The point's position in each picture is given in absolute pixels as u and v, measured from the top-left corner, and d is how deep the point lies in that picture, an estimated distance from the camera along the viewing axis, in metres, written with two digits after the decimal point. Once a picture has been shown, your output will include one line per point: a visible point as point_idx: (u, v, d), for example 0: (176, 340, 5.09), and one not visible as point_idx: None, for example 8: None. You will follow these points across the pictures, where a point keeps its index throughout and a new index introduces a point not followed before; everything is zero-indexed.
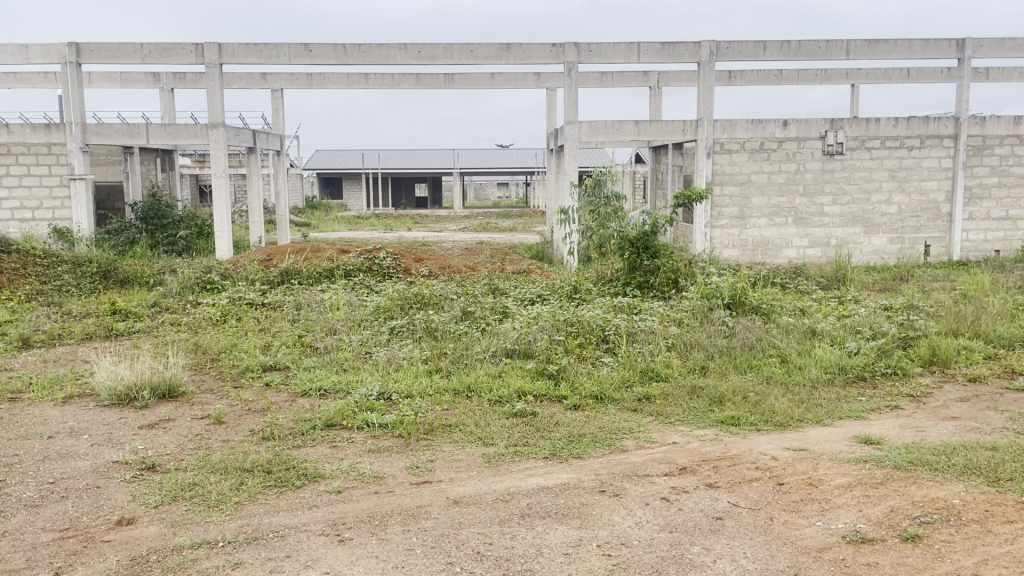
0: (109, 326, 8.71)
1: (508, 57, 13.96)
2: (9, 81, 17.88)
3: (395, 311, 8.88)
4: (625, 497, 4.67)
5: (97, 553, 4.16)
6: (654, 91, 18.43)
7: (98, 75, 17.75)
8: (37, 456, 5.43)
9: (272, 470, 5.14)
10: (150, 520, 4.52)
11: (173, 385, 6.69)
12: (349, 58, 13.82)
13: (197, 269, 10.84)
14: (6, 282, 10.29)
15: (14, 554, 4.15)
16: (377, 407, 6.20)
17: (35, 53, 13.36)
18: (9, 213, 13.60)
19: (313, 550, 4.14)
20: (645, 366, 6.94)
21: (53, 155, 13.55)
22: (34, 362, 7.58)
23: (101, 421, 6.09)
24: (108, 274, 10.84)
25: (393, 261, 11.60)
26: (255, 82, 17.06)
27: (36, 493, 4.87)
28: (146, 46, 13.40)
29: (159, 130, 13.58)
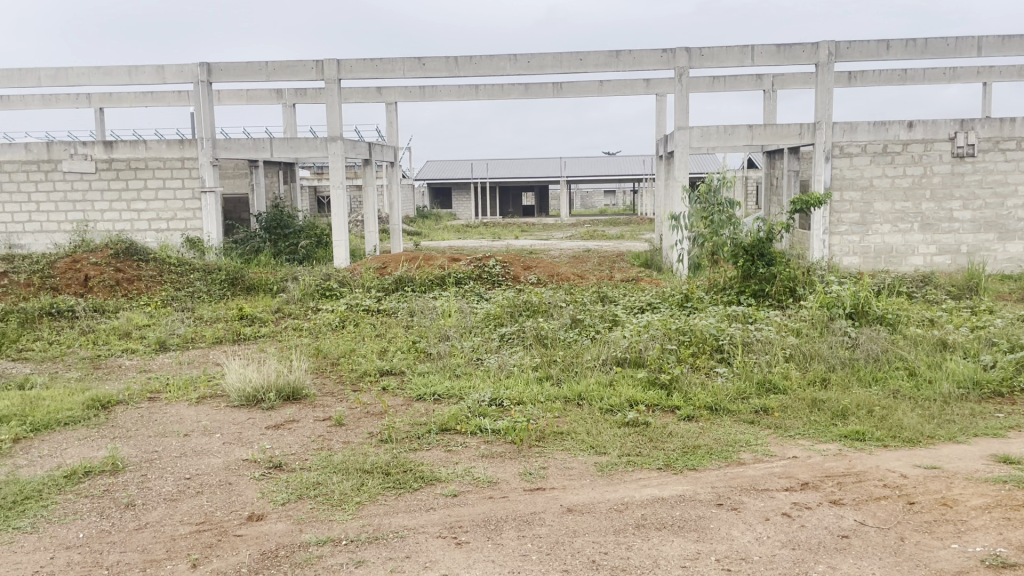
0: (237, 330, 9.19)
1: (618, 65, 13.92)
2: (147, 100, 19.10)
3: (505, 319, 8.97)
4: (744, 512, 4.56)
5: (231, 546, 4.40)
6: (768, 94, 17.97)
7: (226, 92, 18.76)
8: (174, 453, 5.78)
9: (390, 471, 5.30)
10: (278, 516, 4.74)
11: (297, 388, 6.99)
12: (460, 70, 14.10)
13: (317, 277, 11.28)
14: (144, 289, 10.97)
15: (155, 545, 4.43)
16: (490, 413, 6.29)
17: (170, 73, 14.18)
18: (146, 224, 14.51)
19: (432, 552, 4.24)
20: (761, 377, 6.76)
21: (186, 169, 14.36)
22: (170, 364, 8.08)
23: (231, 421, 6.43)
24: (236, 281, 11.46)
25: (502, 269, 11.76)
26: (371, 96, 17.57)
27: (174, 488, 5.18)
28: (270, 65, 14.08)
29: (282, 145, 14.28)
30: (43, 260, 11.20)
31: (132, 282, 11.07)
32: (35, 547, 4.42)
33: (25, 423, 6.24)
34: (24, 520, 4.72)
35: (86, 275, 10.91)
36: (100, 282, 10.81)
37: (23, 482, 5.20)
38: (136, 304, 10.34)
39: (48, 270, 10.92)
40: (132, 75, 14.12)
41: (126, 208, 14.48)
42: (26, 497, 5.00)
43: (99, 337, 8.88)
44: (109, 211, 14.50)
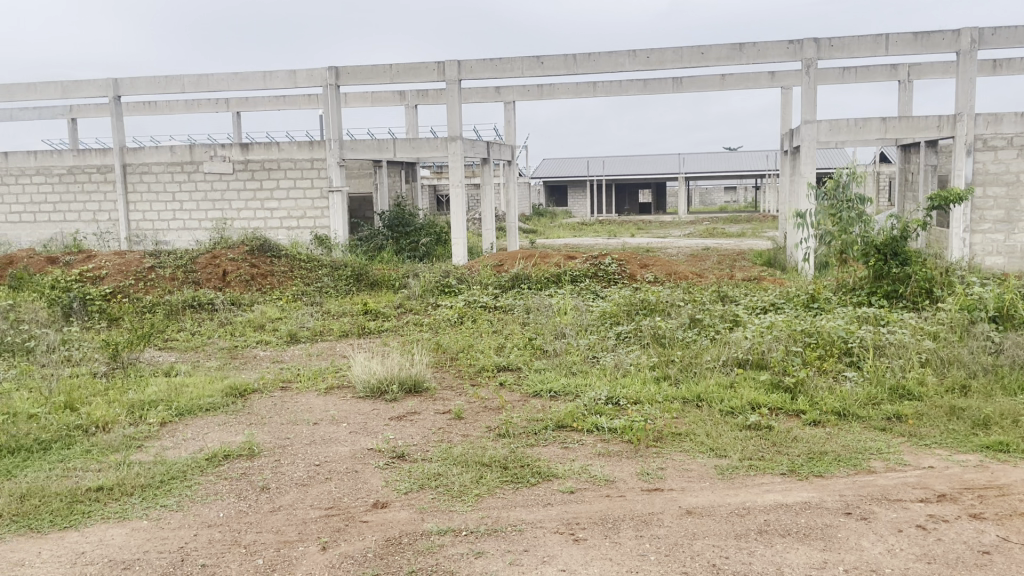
0: (362, 324, 9.53)
1: (741, 58, 13.54)
2: (280, 104, 20.06)
3: (622, 317, 8.92)
4: (874, 522, 4.37)
5: (357, 531, 4.58)
6: (904, 85, 17.05)
7: (353, 95, 19.46)
8: (305, 440, 6.06)
9: (508, 465, 5.37)
10: (401, 505, 4.90)
11: (418, 381, 7.19)
12: (579, 67, 14.08)
13: (436, 274, 11.55)
14: (276, 284, 11.55)
15: (288, 527, 4.67)
16: (606, 411, 6.27)
17: (302, 77, 14.84)
18: (279, 222, 15.25)
19: (549, 547, 4.28)
20: (893, 383, 6.44)
21: (315, 169, 14.99)
22: (301, 355, 8.48)
23: (357, 411, 6.69)
24: (360, 277, 11.89)
25: (618, 267, 11.69)
26: (490, 96, 17.80)
27: (305, 473, 5.44)
28: (395, 67, 14.52)
29: (405, 145, 14.70)
30: (186, 255, 11.95)
31: (266, 277, 11.65)
32: (181, 524, 4.74)
33: (171, 408, 6.71)
34: (170, 498, 5.08)
35: (224, 270, 11.57)
36: (237, 277, 11.44)
37: (170, 463, 5.59)
38: (269, 298, 10.89)
39: (191, 265, 11.64)
40: (267, 80, 14.87)
41: (260, 206, 15.27)
42: (172, 477, 5.37)
43: (235, 329, 9.41)
44: (245, 209, 15.33)
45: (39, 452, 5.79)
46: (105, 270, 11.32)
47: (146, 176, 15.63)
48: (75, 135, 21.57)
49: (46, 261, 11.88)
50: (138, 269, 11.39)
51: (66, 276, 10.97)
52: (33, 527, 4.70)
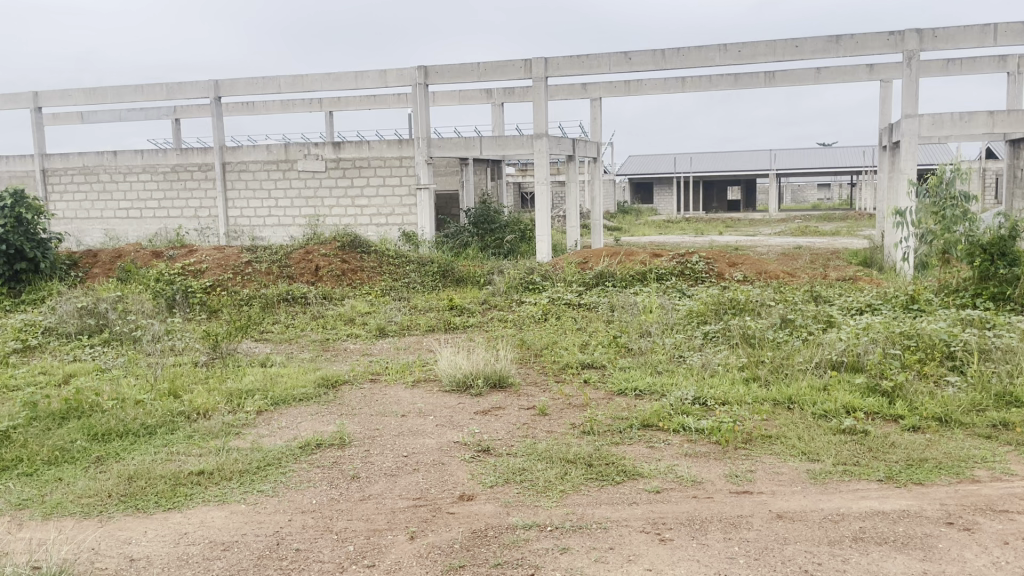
0: (448, 320, 9.66)
1: (838, 50, 13.09)
2: (371, 103, 20.50)
3: (709, 316, 8.77)
4: (978, 533, 4.18)
5: (443, 522, 4.66)
6: (1014, 77, 16.19)
7: (441, 94, 19.72)
8: (393, 432, 6.19)
9: (593, 463, 5.36)
10: (487, 498, 4.96)
11: (503, 376, 7.25)
12: (667, 63, 13.89)
13: (521, 271, 11.60)
14: (366, 279, 11.82)
15: (378, 516, 4.78)
16: (693, 411, 6.18)
17: (392, 76, 15.13)
18: (368, 219, 15.60)
19: (635, 546, 4.25)
20: (1001, 390, 6.12)
21: (403, 166, 15.26)
22: (389, 349, 8.66)
23: (443, 405, 6.79)
24: (446, 274, 12.05)
25: (706, 265, 11.50)
26: (576, 93, 17.76)
27: (393, 464, 5.57)
28: (482, 66, 14.65)
29: (491, 142, 14.82)
30: (281, 250, 12.36)
31: (356, 272, 11.94)
32: (276, 509, 4.91)
33: (267, 397, 6.96)
34: (266, 484, 5.27)
35: (316, 265, 11.90)
36: (329, 272, 11.76)
37: (266, 450, 5.80)
38: (359, 293, 11.15)
39: (285, 260, 12.03)
40: (358, 80, 15.23)
41: (351, 203, 15.65)
42: (267, 463, 5.57)
43: (327, 322, 9.68)
44: (336, 206, 15.74)
45: (146, 436, 6.10)
46: (206, 264, 11.82)
47: (244, 174, 16.24)
48: (179, 135, 22.56)
49: (152, 256, 12.48)
50: (236, 264, 11.83)
51: (170, 270, 11.50)
52: (140, 507, 4.95)
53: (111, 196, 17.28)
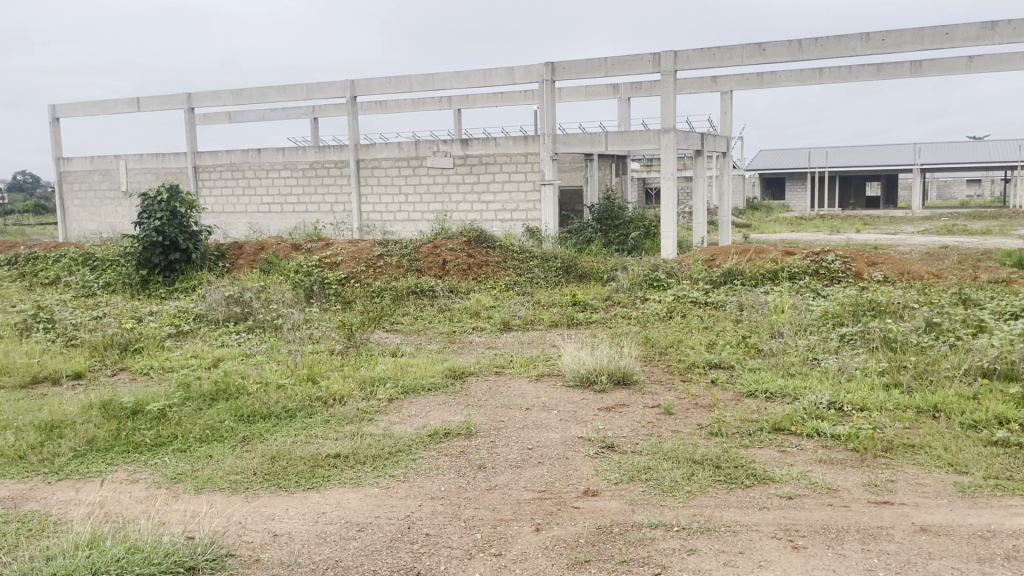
0: (571, 315, 9.68)
1: (993, 37, 12.25)
2: (497, 100, 20.77)
3: (846, 318, 8.39)
4: None
5: (569, 516, 4.68)
6: None
7: (567, 90, 19.75)
8: (518, 424, 6.27)
9: (721, 465, 5.24)
10: (612, 495, 4.94)
11: (628, 373, 7.20)
12: (804, 54, 13.39)
13: (646, 267, 11.48)
14: (491, 274, 12.00)
15: (504, 506, 4.86)
16: (828, 417, 5.93)
17: (520, 73, 15.26)
18: (493, 214, 15.83)
19: (766, 551, 4.14)
20: None
21: (529, 163, 15.36)
22: (513, 343, 8.76)
23: (567, 400, 6.82)
24: (570, 270, 12.08)
25: (842, 265, 11.01)
26: (706, 86, 17.38)
27: (519, 456, 5.64)
28: (610, 60, 14.56)
29: (617, 138, 14.73)
30: (411, 245, 12.73)
31: (482, 267, 12.14)
32: (407, 494, 5.08)
33: (398, 385, 7.21)
34: (398, 469, 5.46)
35: (443, 259, 12.19)
36: (455, 266, 12.01)
37: (397, 437, 6.00)
38: (484, 287, 11.34)
39: (414, 254, 12.38)
40: (487, 77, 15.47)
41: (477, 199, 15.92)
42: (398, 450, 5.77)
43: (454, 315, 9.90)
44: (463, 202, 16.06)
45: (286, 419, 6.45)
46: (341, 257, 12.33)
47: (376, 171, 16.82)
48: (316, 133, 23.58)
49: (291, 248, 13.13)
50: (368, 257, 12.28)
51: (308, 262, 12.08)
52: (282, 486, 5.24)
53: (255, 192, 18.30)
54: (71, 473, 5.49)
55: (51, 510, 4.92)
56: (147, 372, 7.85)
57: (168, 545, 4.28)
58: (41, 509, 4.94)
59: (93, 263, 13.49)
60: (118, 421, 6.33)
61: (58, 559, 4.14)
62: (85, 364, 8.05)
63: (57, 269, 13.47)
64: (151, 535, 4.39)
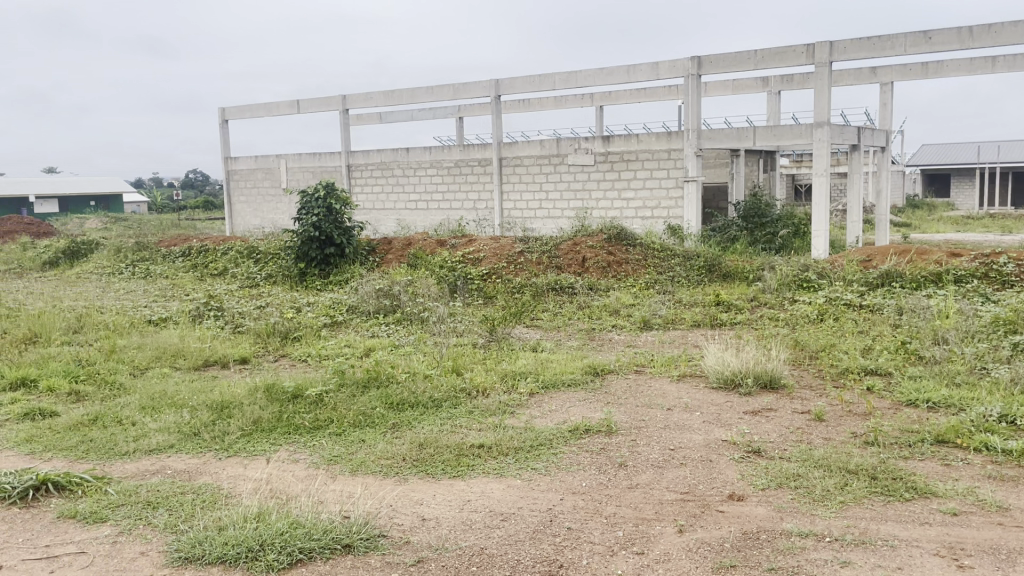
0: (714, 315, 9.47)
1: None
2: (641, 96, 20.57)
3: (1021, 326, 7.76)
4: None
5: (713, 519, 4.60)
6: None
7: (714, 84, 19.28)
8: (659, 424, 6.21)
9: (877, 476, 4.99)
10: (758, 501, 4.81)
11: (775, 377, 6.97)
12: (975, 41, 12.48)
13: (794, 267, 11.05)
14: (631, 271, 11.92)
15: (646, 505, 4.83)
16: (999, 431, 5.52)
17: (665, 68, 15.05)
18: (634, 212, 15.70)
19: (928, 569, 3.91)
20: None
21: (672, 159, 15.10)
22: (654, 342, 8.67)
23: (710, 402, 6.68)
24: (713, 268, 11.81)
25: (1016, 268, 10.18)
26: (864, 77, 16.51)
27: (661, 456, 5.59)
28: (761, 53, 14.09)
29: (766, 133, 14.24)
30: (551, 242, 12.82)
31: (622, 264, 12.07)
32: (549, 487, 5.15)
33: (539, 380, 7.30)
34: (540, 462, 5.54)
35: (584, 256, 12.21)
36: (595, 264, 12.01)
37: (539, 431, 6.08)
38: (624, 285, 11.28)
39: (555, 251, 12.48)
40: (630, 73, 15.35)
41: (618, 196, 15.84)
42: (540, 443, 5.85)
43: (593, 312, 9.91)
44: (604, 199, 16.03)
45: (433, 408, 6.67)
46: (483, 253, 12.60)
47: (517, 168, 17.06)
48: (461, 132, 24.19)
49: (436, 244, 13.54)
50: (509, 253, 12.48)
51: (452, 258, 12.44)
52: (429, 472, 5.43)
53: (403, 189, 19.01)
54: (239, 451, 5.92)
55: (222, 483, 5.34)
56: (305, 360, 8.34)
57: (326, 522, 4.55)
58: (213, 482, 5.37)
59: (257, 255, 14.45)
60: (281, 403, 6.77)
61: (229, 529, 4.48)
62: (250, 350, 8.64)
63: (226, 261, 14.51)
64: (312, 512, 4.67)
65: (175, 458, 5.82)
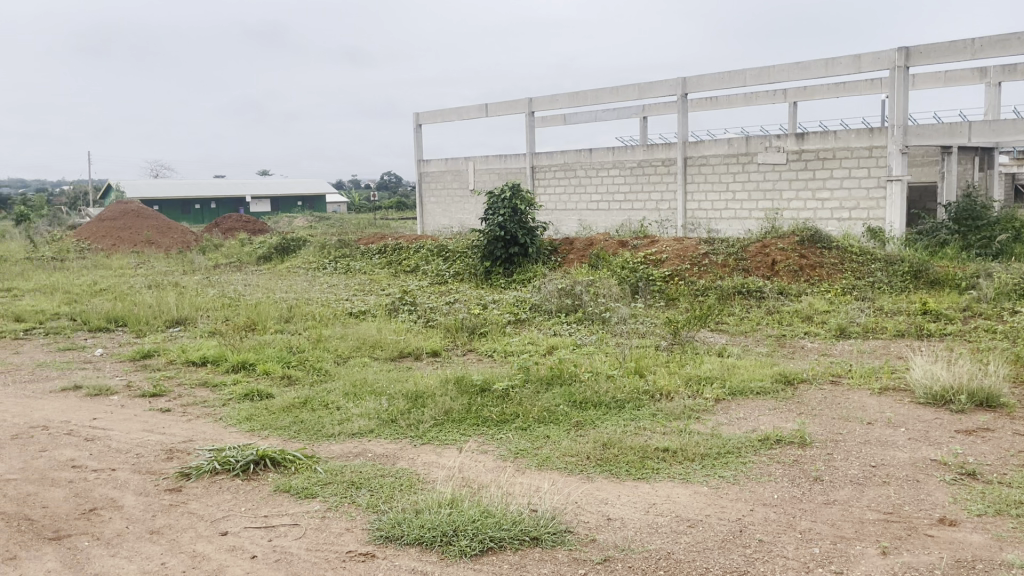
0: (921, 325, 8.80)
1: None
2: (838, 91, 19.45)
3: None
4: None
5: (921, 544, 4.28)
6: None
7: (922, 76, 17.88)
8: (858, 439, 5.86)
9: None
10: (973, 527, 4.43)
11: (993, 395, 6.38)
12: None
13: (1016, 275, 10.05)
14: (825, 276, 11.32)
15: (844, 523, 4.58)
16: None
17: (867, 61, 14.16)
18: (829, 213, 14.88)
19: None
20: None
21: (874, 158, 14.14)
22: (851, 351, 8.19)
23: (916, 418, 6.21)
24: (919, 274, 10.99)
25: None
26: None
27: (860, 472, 5.27)
28: (979, 41, 12.92)
29: (983, 129, 13.02)
30: (738, 243, 12.44)
31: (815, 268, 11.49)
32: (739, 497, 5.00)
33: (726, 386, 7.11)
34: (728, 471, 5.40)
35: (773, 259, 11.73)
36: (786, 267, 11.51)
37: (727, 438, 5.92)
38: (818, 290, 10.74)
39: (742, 253, 12.08)
40: (829, 68, 14.58)
41: (812, 196, 15.08)
42: (728, 451, 5.69)
43: (783, 318, 9.51)
44: (795, 199, 15.33)
45: (617, 409, 6.68)
46: (667, 254, 12.43)
47: (704, 168, 16.66)
48: (645, 132, 23.97)
49: (618, 244, 13.50)
50: (694, 255, 12.22)
51: (635, 259, 12.37)
52: (614, 472, 5.44)
53: (585, 190, 19.14)
54: (432, 439, 6.21)
55: (418, 469, 5.63)
56: (491, 355, 8.60)
57: (515, 514, 4.68)
58: (409, 467, 5.67)
59: (445, 253, 15.08)
60: (470, 396, 7.03)
61: (425, 513, 4.72)
62: (440, 344, 9.04)
63: (417, 259, 15.25)
64: (501, 504, 4.83)
65: (374, 443, 6.20)
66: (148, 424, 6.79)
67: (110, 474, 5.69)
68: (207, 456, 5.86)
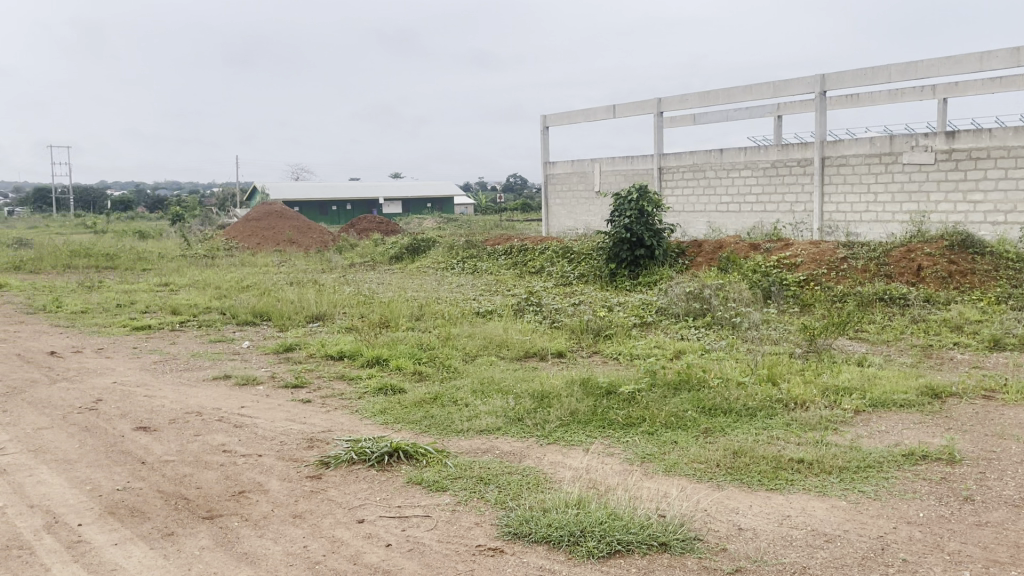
0: None
1: None
2: (994, 86, 18.15)
3: None
4: None
5: None
6: None
7: None
8: (1014, 458, 5.47)
9: None
10: None
11: None
12: None
13: None
14: (978, 283, 10.60)
15: (999, 546, 4.29)
16: None
17: None
18: (982, 216, 13.91)
19: None
20: None
21: None
22: (1007, 364, 7.63)
23: None
24: None
25: None
26: None
27: (1017, 494, 4.91)
28: None
29: None
30: (880, 248, 11.84)
31: (966, 275, 10.78)
32: (880, 513, 4.77)
33: (865, 397, 6.79)
34: (868, 485, 5.16)
35: (919, 265, 11.09)
36: (933, 273, 10.85)
37: (866, 451, 5.66)
38: (968, 298, 10.08)
39: (884, 258, 11.49)
40: (983, 61, 13.65)
41: (963, 198, 14.14)
42: (868, 465, 5.44)
43: (930, 327, 8.98)
44: (944, 201, 14.42)
45: (748, 417, 6.51)
46: (801, 258, 11.99)
47: (842, 169, 15.96)
48: (779, 132, 23.17)
49: (750, 247, 13.14)
50: (831, 259, 11.73)
51: (767, 262, 11.99)
52: (745, 482, 5.31)
53: (715, 191, 18.72)
54: (558, 439, 6.26)
55: (544, 468, 5.68)
56: (617, 357, 8.57)
57: (643, 518, 4.65)
58: (536, 466, 5.74)
59: (570, 255, 15.12)
60: (596, 398, 7.03)
61: (553, 513, 4.77)
62: (566, 345, 9.07)
63: (542, 260, 15.36)
64: (628, 507, 4.81)
65: (502, 441, 6.30)
66: (290, 414, 7.17)
67: (257, 459, 6.06)
68: (344, 446, 6.13)
